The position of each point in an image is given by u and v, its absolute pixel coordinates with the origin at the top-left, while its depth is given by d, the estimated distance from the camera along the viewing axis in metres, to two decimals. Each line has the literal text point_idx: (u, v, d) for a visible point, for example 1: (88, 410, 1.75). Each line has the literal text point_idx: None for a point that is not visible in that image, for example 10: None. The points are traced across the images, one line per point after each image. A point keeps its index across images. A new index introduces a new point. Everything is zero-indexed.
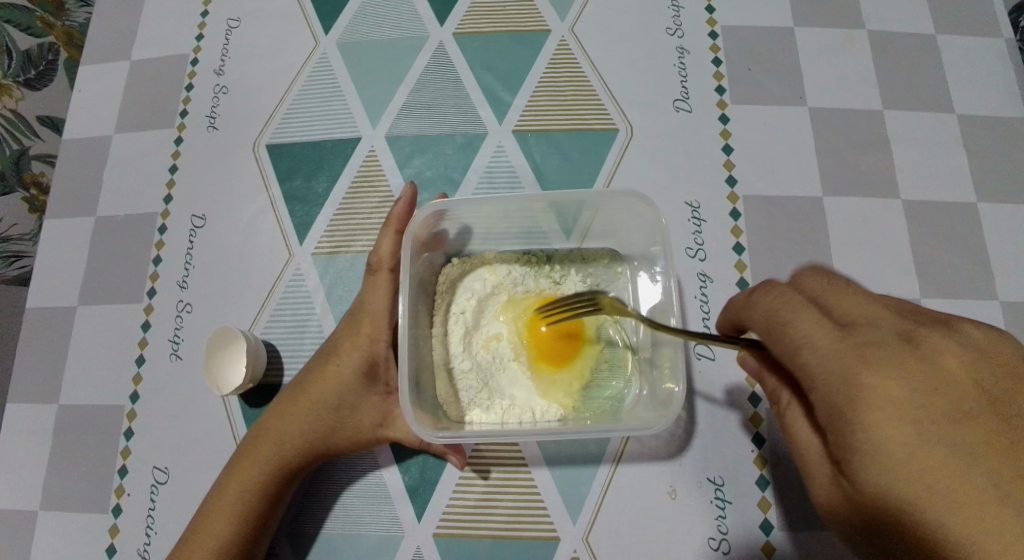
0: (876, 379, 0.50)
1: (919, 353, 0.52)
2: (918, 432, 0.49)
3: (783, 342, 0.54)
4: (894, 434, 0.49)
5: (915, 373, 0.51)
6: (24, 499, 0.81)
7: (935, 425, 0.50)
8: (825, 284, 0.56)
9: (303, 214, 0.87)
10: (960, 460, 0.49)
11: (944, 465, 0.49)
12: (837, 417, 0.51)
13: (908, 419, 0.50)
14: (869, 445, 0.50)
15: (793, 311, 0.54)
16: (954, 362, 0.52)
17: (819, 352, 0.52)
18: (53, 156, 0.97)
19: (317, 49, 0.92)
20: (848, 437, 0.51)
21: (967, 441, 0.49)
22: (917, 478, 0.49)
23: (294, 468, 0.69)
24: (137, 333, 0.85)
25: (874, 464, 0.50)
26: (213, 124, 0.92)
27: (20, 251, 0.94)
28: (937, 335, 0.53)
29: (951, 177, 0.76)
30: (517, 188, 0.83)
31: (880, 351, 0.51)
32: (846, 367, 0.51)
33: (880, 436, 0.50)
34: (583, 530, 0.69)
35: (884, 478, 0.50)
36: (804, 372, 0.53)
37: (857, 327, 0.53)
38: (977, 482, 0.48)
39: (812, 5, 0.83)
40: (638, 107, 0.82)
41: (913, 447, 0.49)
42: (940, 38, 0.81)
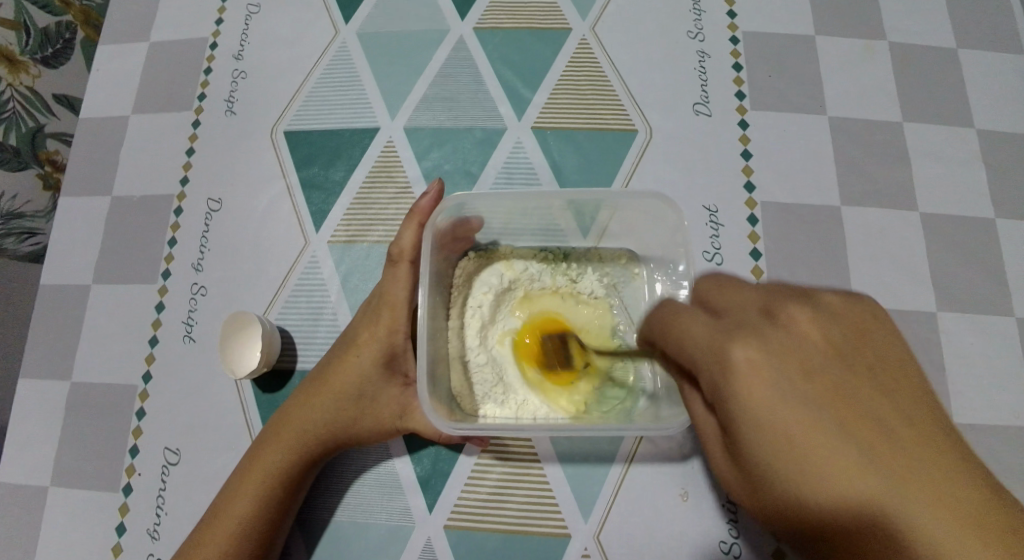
0: (746, 355, 0.50)
1: (779, 327, 0.52)
2: (785, 403, 0.49)
3: (670, 339, 0.55)
4: (769, 408, 0.49)
5: (776, 344, 0.51)
6: (35, 475, 0.82)
7: (809, 403, 0.49)
8: (710, 283, 0.57)
9: (320, 202, 0.87)
10: (827, 428, 0.49)
11: (816, 437, 0.48)
12: (719, 398, 0.51)
13: (775, 391, 0.49)
14: (748, 421, 0.50)
15: (679, 307, 0.56)
16: (809, 329, 0.52)
17: (696, 341, 0.53)
18: (69, 135, 0.99)
19: (337, 38, 0.92)
20: (731, 416, 0.51)
21: (826, 406, 0.49)
22: (795, 454, 0.48)
23: (313, 455, 0.71)
24: (150, 315, 0.86)
25: (756, 442, 0.50)
26: (231, 108, 0.92)
27: (34, 228, 0.95)
28: (793, 306, 0.53)
29: (969, 192, 0.77)
30: (534, 184, 0.83)
31: (745, 329, 0.52)
32: (716, 348, 0.51)
33: (754, 410, 0.50)
34: (594, 529, 0.70)
35: (767, 454, 0.49)
36: (689, 359, 0.53)
37: (728, 314, 0.54)
38: (844, 446, 0.48)
39: (833, 14, 0.84)
40: (658, 109, 0.83)
41: (783, 420, 0.49)
42: (962, 52, 0.82)
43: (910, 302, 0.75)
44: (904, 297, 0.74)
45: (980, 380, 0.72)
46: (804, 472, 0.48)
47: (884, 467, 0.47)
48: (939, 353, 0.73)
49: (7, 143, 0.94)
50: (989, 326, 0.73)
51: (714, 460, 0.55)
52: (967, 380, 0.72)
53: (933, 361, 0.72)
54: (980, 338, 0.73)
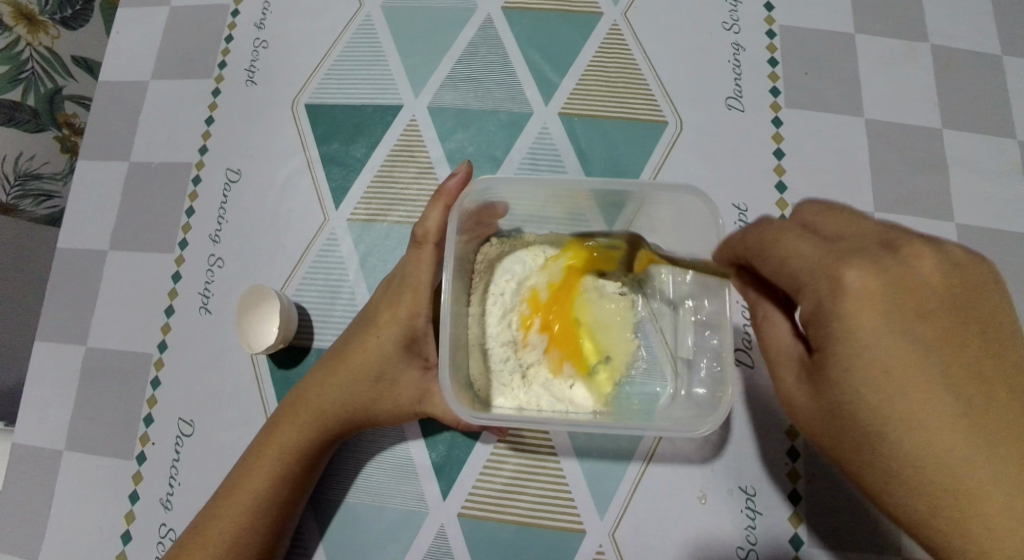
0: (862, 281, 0.51)
1: (900, 260, 0.53)
2: (891, 332, 0.51)
3: (770, 254, 0.55)
4: (876, 333, 0.51)
5: (894, 276, 0.52)
6: (49, 438, 0.82)
7: (915, 337, 0.51)
8: (815, 209, 0.57)
9: (340, 178, 0.86)
10: (928, 366, 0.51)
11: (915, 372, 0.50)
12: (821, 317, 0.52)
13: (884, 319, 0.51)
14: (848, 342, 0.51)
15: (784, 226, 0.56)
16: (930, 269, 0.53)
17: (805, 260, 0.53)
18: (88, 98, 0.97)
19: (361, 11, 0.90)
20: (826, 338, 0.52)
21: (931, 345, 0.51)
22: (887, 380, 0.51)
23: (330, 433, 0.72)
24: (167, 284, 0.85)
25: (848, 364, 0.52)
26: (253, 78, 0.90)
27: (51, 190, 0.94)
28: (917, 244, 0.54)
29: (1007, 204, 0.76)
30: (560, 171, 0.82)
31: (866, 257, 0.52)
32: (830, 269, 0.52)
33: (857, 330, 0.51)
34: (609, 527, 0.71)
35: (861, 379, 0.51)
36: (791, 279, 0.54)
37: (846, 240, 0.54)
38: (937, 389, 0.50)
39: (874, 12, 0.82)
40: (689, 101, 0.81)
41: (888, 347, 0.51)
42: (1006, 60, 0.80)
43: None
44: None
45: None
46: (895, 405, 0.50)
47: (970, 416, 0.50)
48: None
49: (25, 103, 0.93)
50: None
51: (778, 380, 0.58)
52: None
53: None
54: None
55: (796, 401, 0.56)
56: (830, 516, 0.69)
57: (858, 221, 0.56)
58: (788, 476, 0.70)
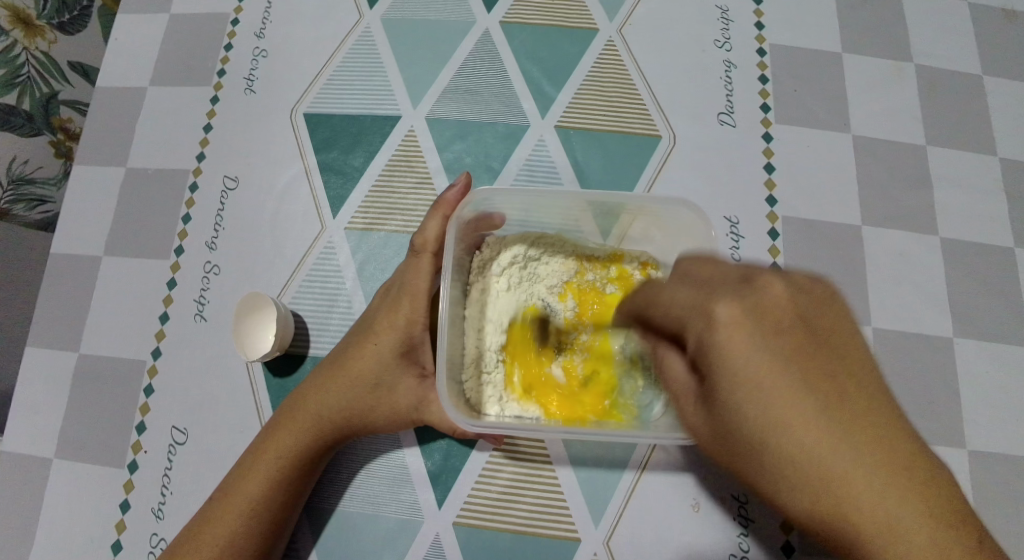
0: (730, 314, 0.51)
1: (757, 290, 0.52)
2: (760, 355, 0.50)
3: (656, 307, 0.56)
4: (748, 357, 0.50)
5: (754, 301, 0.52)
6: (40, 445, 0.82)
7: (786, 373, 0.50)
8: (693, 260, 0.57)
9: (338, 187, 0.87)
10: (789, 383, 0.50)
11: (778, 390, 0.50)
12: (704, 351, 0.52)
13: (756, 341, 0.51)
14: (727, 368, 0.51)
15: (663, 284, 0.57)
16: (780, 292, 0.53)
17: (683, 305, 0.53)
18: (84, 104, 0.98)
19: (361, 22, 0.92)
20: (712, 369, 0.52)
21: (789, 362, 0.50)
22: (770, 412, 0.50)
23: (327, 439, 0.72)
24: (162, 290, 0.85)
25: (732, 391, 0.51)
26: (251, 86, 0.91)
27: (45, 195, 0.94)
28: (767, 275, 0.54)
29: (990, 219, 0.78)
30: (556, 184, 0.84)
31: (732, 291, 0.52)
32: (704, 309, 0.52)
33: (733, 357, 0.51)
34: (604, 535, 0.71)
35: (739, 401, 0.51)
36: (675, 322, 0.54)
37: (714, 277, 0.54)
38: (816, 417, 0.49)
39: (860, 32, 0.85)
40: (682, 117, 0.83)
41: (760, 370, 0.50)
42: (987, 79, 0.83)
43: (930, 328, 0.76)
44: (922, 321, 0.76)
45: (993, 409, 0.73)
46: (768, 423, 0.50)
47: (837, 421, 0.49)
48: (954, 378, 0.74)
49: (20, 107, 0.92)
50: (1005, 356, 0.75)
51: (683, 419, 0.57)
52: (979, 407, 0.73)
53: (947, 386, 0.74)
54: (996, 365, 0.74)
55: (695, 433, 0.55)
56: None
57: (723, 263, 0.56)
58: None
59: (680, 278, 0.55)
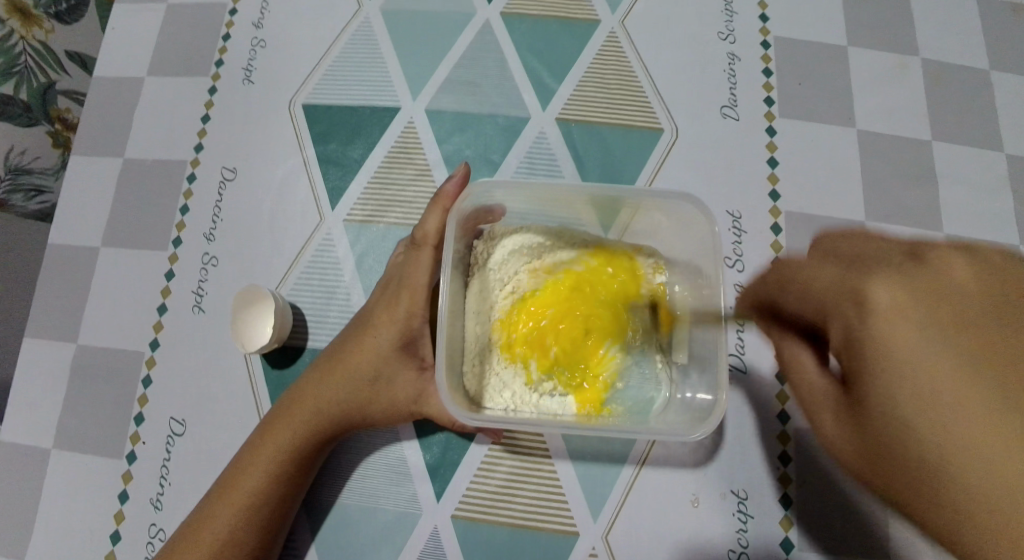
0: (891, 296, 0.52)
1: (926, 268, 0.53)
2: (921, 342, 0.50)
3: (796, 286, 0.57)
4: (916, 351, 0.50)
5: (923, 283, 0.52)
6: (38, 435, 0.81)
7: (956, 370, 0.50)
8: (835, 237, 0.59)
9: (337, 179, 0.86)
10: (964, 382, 0.49)
11: (955, 385, 0.49)
12: (851, 341, 0.52)
13: (934, 337, 0.51)
14: (882, 358, 0.51)
15: (803, 261, 0.58)
16: (963, 275, 0.53)
17: (827, 284, 0.54)
18: (82, 94, 0.97)
19: (360, 13, 0.91)
20: (858, 359, 0.52)
21: (972, 359, 0.50)
22: (919, 405, 0.50)
23: (325, 433, 0.72)
24: (160, 281, 0.85)
25: (884, 383, 0.51)
26: (250, 77, 0.90)
27: (43, 186, 0.93)
28: (943, 251, 0.54)
29: (994, 216, 0.78)
30: (556, 177, 0.83)
31: (890, 268, 0.53)
32: (853, 287, 0.53)
33: (887, 340, 0.51)
34: (602, 529, 0.71)
35: (900, 399, 0.50)
36: (817, 308, 0.55)
37: (867, 257, 0.55)
38: (985, 413, 0.49)
39: (866, 25, 0.84)
40: (685, 110, 0.82)
41: (909, 355, 0.50)
42: (993, 74, 0.82)
43: None
44: None
45: None
46: (951, 434, 0.49)
47: (1016, 420, 0.48)
48: None
49: (17, 97, 0.92)
50: None
51: (817, 420, 0.58)
52: None
53: None
54: None
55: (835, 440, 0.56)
56: (820, 515, 0.70)
57: (881, 239, 0.58)
58: (779, 481, 0.71)
59: (824, 255, 0.57)
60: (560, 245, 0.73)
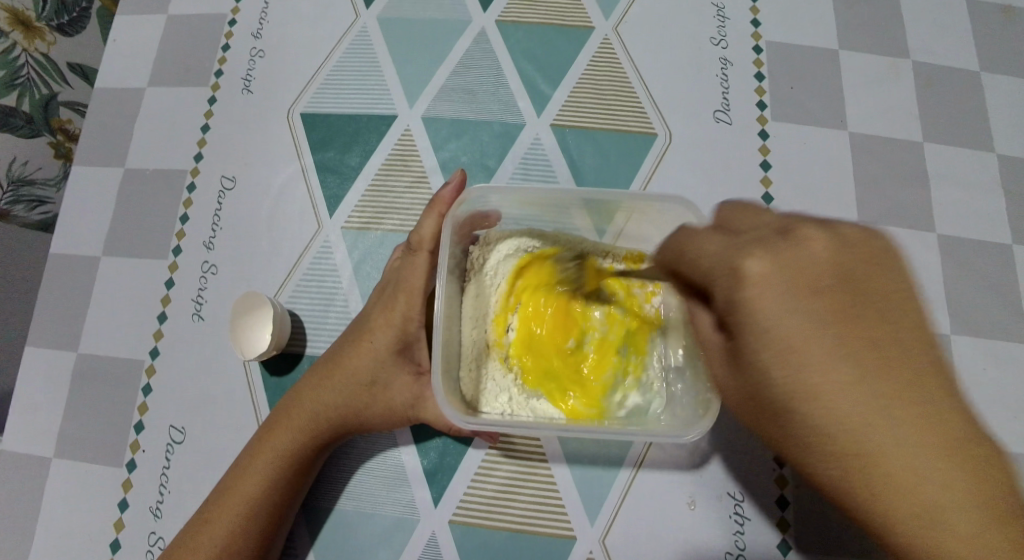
0: (761, 268, 0.49)
1: (793, 243, 0.50)
2: (788, 311, 0.48)
3: (686, 256, 0.53)
4: (777, 316, 0.48)
5: (790, 262, 0.49)
6: (39, 444, 0.82)
7: (821, 334, 0.48)
8: (731, 208, 0.55)
9: (335, 186, 0.87)
10: (832, 350, 0.47)
11: (824, 351, 0.47)
12: (731, 308, 0.50)
13: (783, 297, 0.48)
14: (756, 327, 0.49)
15: (696, 230, 0.54)
16: (820, 250, 0.50)
17: (711, 259, 0.52)
18: (83, 105, 0.99)
19: (357, 22, 0.92)
20: (739, 324, 0.50)
21: (830, 326, 0.48)
22: (807, 369, 0.47)
23: (322, 438, 0.72)
24: (160, 290, 0.86)
25: (759, 351, 0.49)
26: (248, 87, 0.91)
27: (44, 196, 0.95)
28: (811, 228, 0.51)
29: (988, 216, 0.78)
30: (551, 182, 0.84)
31: (761, 244, 0.50)
32: (730, 265, 0.50)
33: (757, 307, 0.49)
34: (600, 532, 0.71)
35: (767, 354, 0.49)
36: (704, 276, 0.52)
37: (744, 233, 0.52)
38: (852, 376, 0.47)
39: (857, 29, 0.84)
40: (678, 115, 0.83)
41: (782, 322, 0.48)
42: (985, 76, 0.82)
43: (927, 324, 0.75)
44: None
45: (992, 406, 0.73)
46: (831, 408, 0.47)
47: (888, 388, 0.46)
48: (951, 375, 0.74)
49: (19, 109, 0.92)
50: (1003, 351, 0.74)
51: (713, 372, 0.56)
52: (977, 403, 0.73)
53: None
54: (994, 361, 0.74)
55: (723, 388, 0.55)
56: (817, 516, 0.70)
57: (765, 213, 0.54)
58: (776, 482, 0.71)
59: (716, 228, 0.54)
60: (552, 251, 0.73)
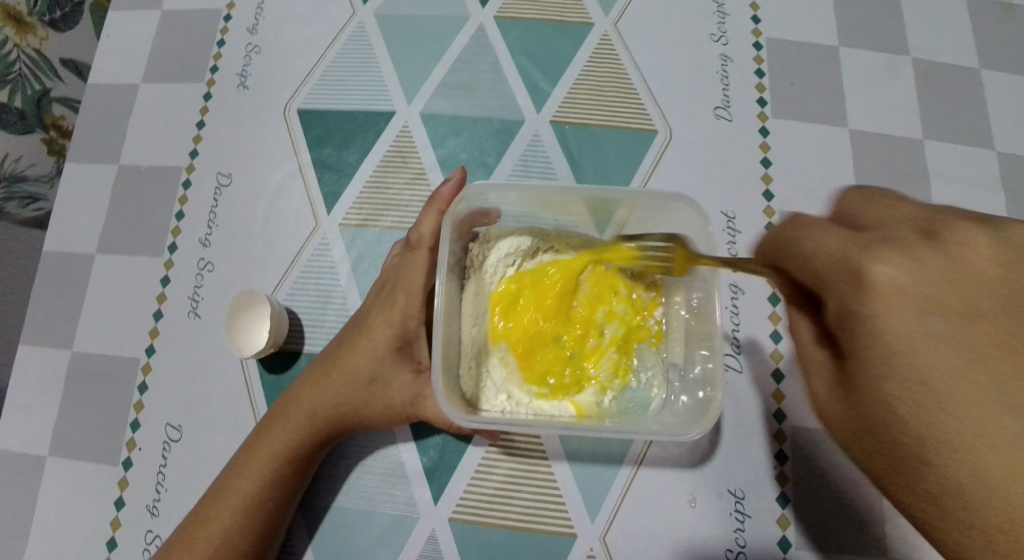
0: (891, 275, 0.47)
1: (938, 249, 0.49)
2: (923, 332, 0.46)
3: (794, 256, 0.51)
4: (911, 336, 0.46)
5: (930, 268, 0.48)
6: (34, 443, 0.81)
7: (959, 359, 0.46)
8: (857, 194, 0.54)
9: (332, 183, 0.86)
10: (979, 375, 0.46)
11: (963, 378, 0.46)
12: (845, 318, 0.48)
13: (920, 315, 0.47)
14: (878, 343, 0.47)
15: (806, 222, 0.51)
16: (976, 256, 0.49)
17: (830, 254, 0.49)
18: (77, 100, 0.96)
19: (354, 18, 0.91)
20: (856, 336, 0.48)
21: (980, 355, 0.46)
22: (945, 392, 0.46)
23: (321, 435, 0.72)
24: (155, 288, 0.85)
25: (881, 369, 0.47)
26: (245, 82, 0.90)
27: (37, 192, 0.93)
28: (961, 227, 0.50)
29: (987, 213, 0.78)
30: (551, 179, 0.83)
31: (898, 247, 0.48)
32: (854, 264, 0.48)
33: (883, 324, 0.47)
34: (600, 530, 0.71)
35: (892, 377, 0.47)
36: (813, 274, 0.50)
37: (878, 228, 0.50)
38: (985, 406, 0.45)
39: (856, 26, 0.84)
40: (678, 111, 0.83)
41: (920, 348, 0.46)
42: (984, 73, 0.82)
43: None
44: None
45: None
46: (953, 428, 0.45)
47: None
48: None
49: (12, 105, 0.92)
50: None
51: (810, 382, 0.54)
52: None
53: None
54: None
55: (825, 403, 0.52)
56: (817, 513, 0.70)
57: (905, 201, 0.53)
58: (776, 480, 0.71)
59: (834, 223, 0.51)
60: (548, 249, 0.72)
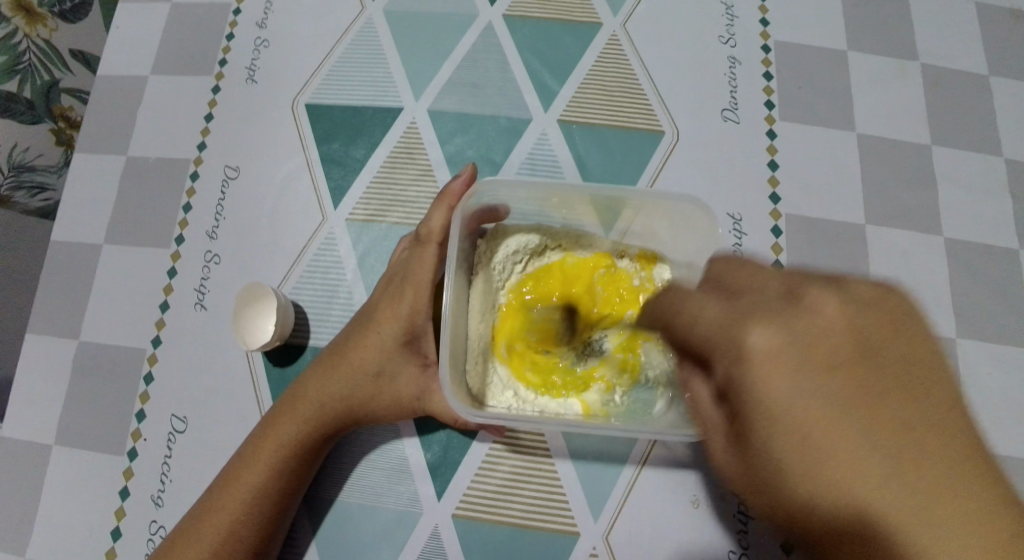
0: (765, 341, 0.48)
1: (802, 311, 0.49)
2: (798, 391, 0.48)
3: (682, 321, 0.53)
4: (786, 395, 0.48)
5: (799, 330, 0.49)
6: (40, 432, 0.82)
7: (846, 419, 0.47)
8: (726, 262, 0.55)
9: (340, 178, 0.86)
10: (849, 427, 0.47)
11: (836, 433, 0.47)
12: (732, 386, 0.50)
13: (794, 381, 0.48)
14: (761, 408, 0.48)
15: (691, 292, 0.54)
16: (833, 317, 0.49)
17: (707, 324, 0.51)
18: (85, 92, 0.96)
19: (363, 13, 0.91)
20: (743, 403, 0.49)
21: (846, 406, 0.47)
22: (826, 455, 0.47)
23: (327, 428, 0.72)
24: (162, 279, 0.85)
25: (764, 428, 0.48)
26: (253, 76, 0.91)
27: (45, 183, 0.93)
28: (819, 290, 0.50)
29: (994, 219, 0.78)
30: (558, 177, 0.84)
31: (766, 312, 0.49)
32: (733, 334, 0.49)
33: (765, 391, 0.48)
34: (603, 529, 0.72)
35: (773, 442, 0.48)
36: (699, 343, 0.52)
37: (748, 291, 0.51)
38: (868, 460, 0.46)
39: (865, 30, 0.85)
40: (685, 112, 0.83)
41: (796, 406, 0.48)
42: (991, 79, 0.83)
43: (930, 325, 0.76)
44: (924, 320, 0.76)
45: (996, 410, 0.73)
46: (833, 489, 0.46)
47: (904, 461, 0.46)
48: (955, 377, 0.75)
49: (21, 95, 0.93)
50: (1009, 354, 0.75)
51: (713, 452, 0.54)
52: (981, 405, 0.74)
53: None
54: (999, 365, 0.74)
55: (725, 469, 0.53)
56: None
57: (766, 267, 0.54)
58: None
59: (713, 287, 0.53)
60: (557, 247, 0.74)
